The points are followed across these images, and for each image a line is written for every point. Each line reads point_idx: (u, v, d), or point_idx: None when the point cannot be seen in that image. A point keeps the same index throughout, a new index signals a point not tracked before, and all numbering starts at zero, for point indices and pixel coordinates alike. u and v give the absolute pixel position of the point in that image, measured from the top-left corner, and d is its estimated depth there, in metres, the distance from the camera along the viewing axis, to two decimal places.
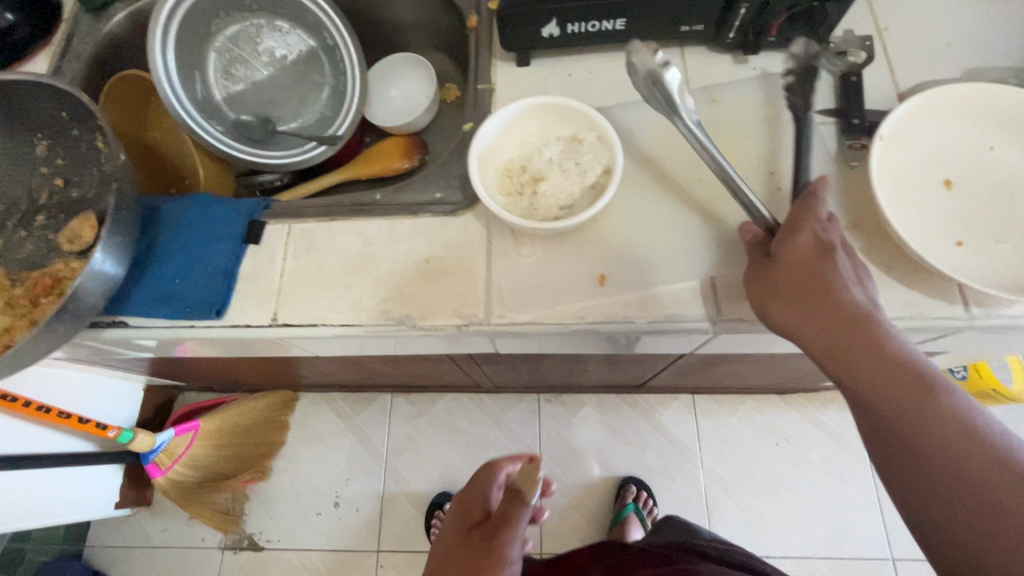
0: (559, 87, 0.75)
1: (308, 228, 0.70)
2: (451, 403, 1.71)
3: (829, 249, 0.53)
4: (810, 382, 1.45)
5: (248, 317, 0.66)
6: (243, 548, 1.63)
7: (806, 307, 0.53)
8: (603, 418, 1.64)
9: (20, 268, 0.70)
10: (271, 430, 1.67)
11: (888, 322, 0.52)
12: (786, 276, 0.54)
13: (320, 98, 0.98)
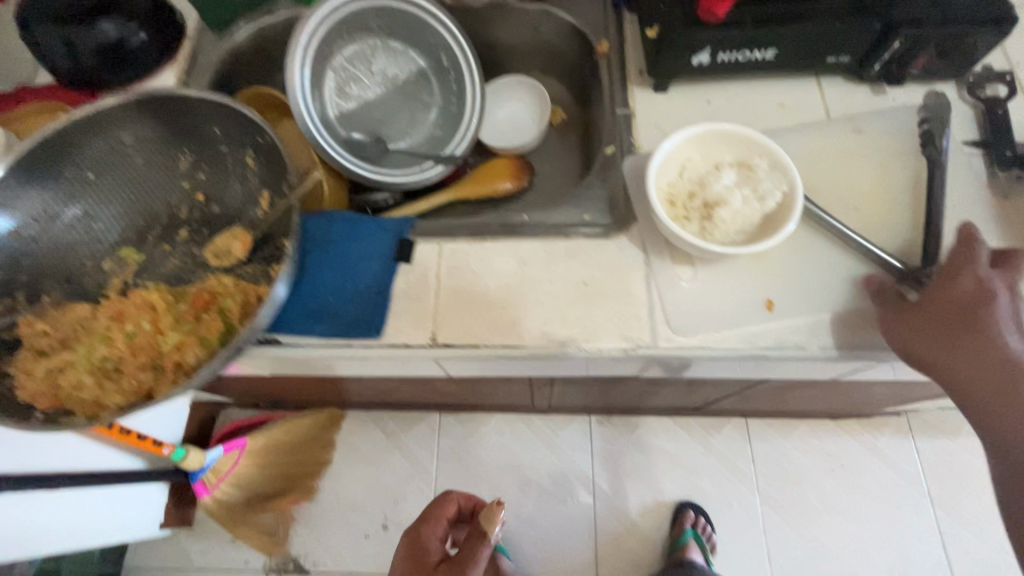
0: (699, 113, 0.76)
1: (460, 248, 0.70)
2: (500, 422, 1.64)
3: (985, 299, 0.55)
4: (872, 407, 1.40)
5: (405, 337, 0.65)
6: (291, 572, 1.58)
7: (957, 353, 0.55)
8: (655, 441, 1.58)
9: (166, 283, 0.70)
10: (318, 449, 1.63)
11: None
12: (940, 322, 0.56)
13: (429, 118, 0.98)
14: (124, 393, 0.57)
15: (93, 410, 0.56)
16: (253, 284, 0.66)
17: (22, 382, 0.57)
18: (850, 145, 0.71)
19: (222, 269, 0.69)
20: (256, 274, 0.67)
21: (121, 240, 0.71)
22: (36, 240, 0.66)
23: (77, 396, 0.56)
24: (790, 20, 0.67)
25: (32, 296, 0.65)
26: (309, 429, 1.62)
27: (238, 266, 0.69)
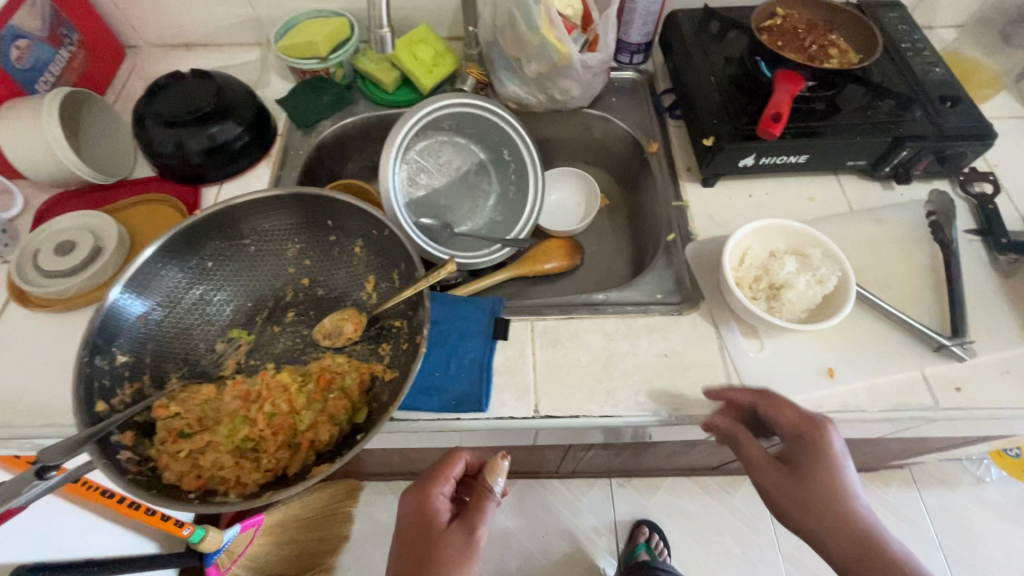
0: (743, 204, 0.88)
1: (551, 325, 0.77)
2: (523, 488, 1.59)
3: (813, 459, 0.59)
4: (880, 462, 1.43)
5: (511, 409, 0.71)
6: None
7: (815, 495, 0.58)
8: (676, 502, 1.58)
9: (278, 362, 0.75)
10: (335, 523, 1.56)
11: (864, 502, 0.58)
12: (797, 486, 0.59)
13: (487, 203, 1.09)
14: (261, 471, 0.61)
15: (236, 489, 0.59)
16: (368, 363, 0.72)
17: (165, 463, 0.60)
18: (876, 233, 0.84)
19: (334, 349, 0.74)
20: (369, 354, 0.73)
21: (231, 321, 0.76)
22: (160, 324, 0.70)
23: (219, 475, 0.60)
24: (821, 133, 0.81)
25: (156, 377, 0.68)
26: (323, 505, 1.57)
27: (349, 346, 0.75)
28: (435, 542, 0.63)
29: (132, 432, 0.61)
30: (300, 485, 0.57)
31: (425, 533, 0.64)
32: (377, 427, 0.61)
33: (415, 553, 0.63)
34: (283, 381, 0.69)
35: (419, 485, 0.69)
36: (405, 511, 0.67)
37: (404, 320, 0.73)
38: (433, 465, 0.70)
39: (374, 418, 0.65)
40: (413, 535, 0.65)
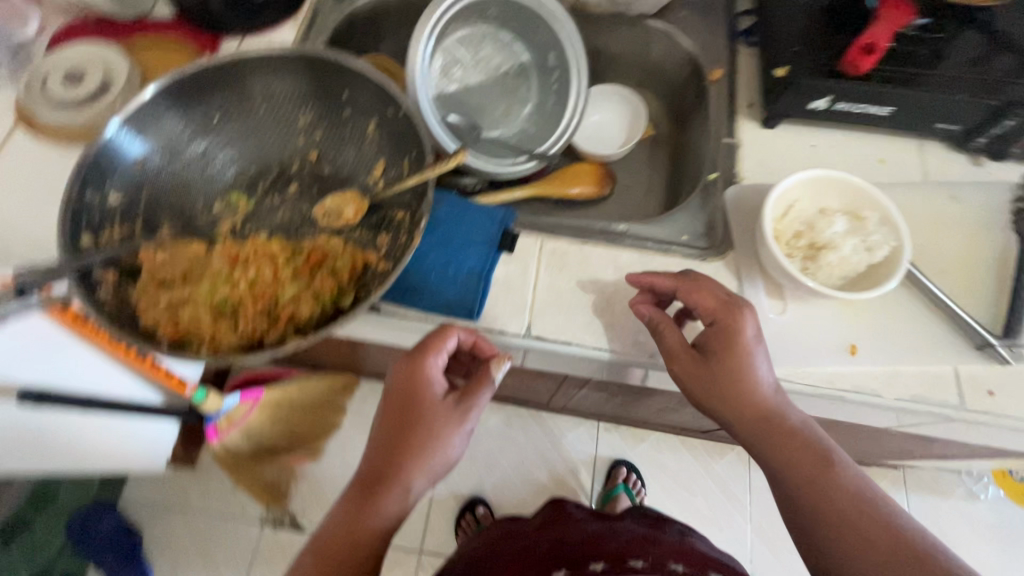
0: (803, 154, 0.78)
1: (561, 247, 0.72)
2: (510, 414, 1.61)
3: (709, 345, 0.61)
4: (876, 458, 1.39)
5: (502, 324, 0.68)
6: (284, 526, 1.66)
7: (707, 371, 0.61)
8: (658, 457, 1.58)
9: (272, 232, 0.72)
10: (329, 411, 1.65)
11: (769, 396, 0.61)
12: (700, 368, 0.61)
13: (522, 112, 1.00)
14: (238, 335, 0.60)
15: (210, 346, 0.59)
16: (362, 249, 0.68)
17: (144, 308, 0.59)
18: (947, 211, 0.74)
19: (330, 228, 0.71)
20: (364, 240, 0.70)
21: (231, 181, 0.72)
22: (157, 170, 0.67)
23: (195, 331, 0.59)
24: (916, 82, 0.70)
25: (147, 224, 0.66)
26: (320, 391, 1.60)
27: (346, 228, 0.71)
28: (426, 420, 0.60)
29: (113, 273, 0.59)
30: (272, 353, 0.56)
31: (414, 408, 0.61)
32: (358, 313, 0.59)
33: (401, 423, 0.60)
34: (273, 251, 0.66)
35: (412, 357, 0.63)
36: (394, 382, 0.62)
37: (406, 211, 0.69)
38: (427, 336, 0.63)
39: (357, 303, 0.62)
40: (402, 405, 0.62)
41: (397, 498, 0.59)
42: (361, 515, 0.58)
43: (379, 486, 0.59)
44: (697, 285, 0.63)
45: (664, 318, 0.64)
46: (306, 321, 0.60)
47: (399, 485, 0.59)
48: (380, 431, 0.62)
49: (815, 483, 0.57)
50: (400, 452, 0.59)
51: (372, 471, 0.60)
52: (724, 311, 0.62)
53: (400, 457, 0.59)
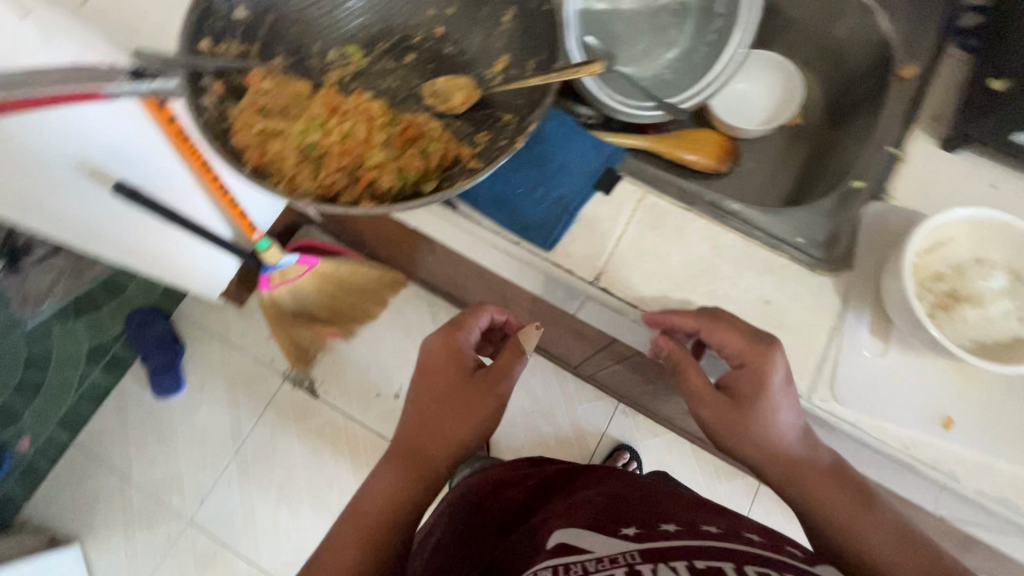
0: (976, 193, 0.66)
1: (661, 206, 0.65)
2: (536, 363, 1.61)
3: (737, 394, 0.58)
4: None
5: (571, 264, 0.63)
6: (302, 388, 1.77)
7: (730, 418, 0.58)
8: (663, 456, 1.55)
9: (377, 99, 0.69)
10: (373, 301, 1.74)
11: (794, 441, 0.57)
12: (722, 413, 0.58)
13: (664, 57, 0.90)
14: (317, 183, 0.59)
15: (288, 186, 0.58)
16: (458, 142, 0.65)
17: (238, 129, 0.58)
18: None
19: (432, 112, 0.67)
20: (463, 134, 0.66)
21: (352, 33, 0.68)
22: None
23: (279, 166, 0.58)
24: None
25: (261, 48, 0.63)
26: (373, 282, 1.70)
27: (449, 116, 0.67)
28: (467, 386, 0.66)
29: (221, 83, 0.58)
30: (343, 210, 0.54)
31: (456, 377, 0.66)
32: (438, 199, 0.56)
33: (438, 386, 0.66)
34: (372, 117, 0.64)
35: (451, 329, 0.69)
36: (433, 350, 0.68)
37: (515, 116, 0.63)
38: (464, 315, 0.71)
39: (438, 191, 0.59)
40: (441, 372, 0.67)
41: (440, 457, 0.64)
42: (410, 471, 0.63)
43: (424, 447, 0.64)
44: (723, 319, 0.57)
45: (687, 353, 0.61)
46: (382, 192, 0.58)
47: (446, 445, 0.64)
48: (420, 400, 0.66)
49: (856, 530, 0.53)
50: (445, 416, 0.65)
51: (416, 436, 0.65)
52: (753, 351, 0.56)
53: (446, 419, 0.64)
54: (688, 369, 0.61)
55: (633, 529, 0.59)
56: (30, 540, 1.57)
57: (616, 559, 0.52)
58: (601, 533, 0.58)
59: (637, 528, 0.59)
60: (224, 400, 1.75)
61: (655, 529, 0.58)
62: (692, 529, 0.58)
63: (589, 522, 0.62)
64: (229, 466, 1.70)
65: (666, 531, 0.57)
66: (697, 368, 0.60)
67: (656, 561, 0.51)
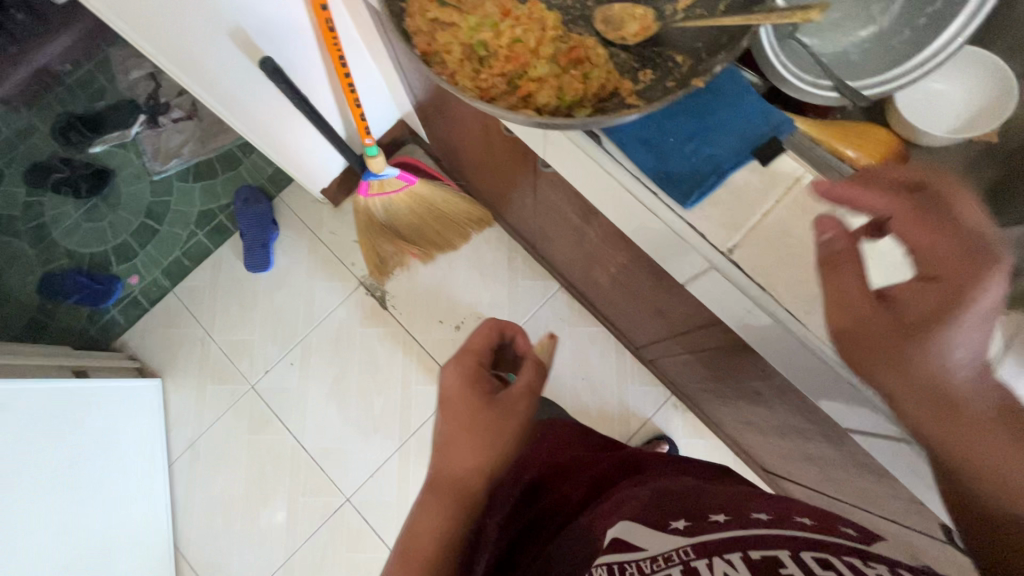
0: None
1: (821, 190, 0.59)
2: None
3: (900, 310, 0.47)
4: None
5: (706, 228, 0.59)
6: (374, 296, 1.85)
7: (883, 336, 0.48)
8: None
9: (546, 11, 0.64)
10: (455, 232, 1.78)
11: (968, 383, 0.46)
12: (873, 327, 0.48)
13: (854, 34, 0.81)
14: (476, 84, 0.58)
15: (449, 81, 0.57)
16: (620, 74, 0.61)
17: (412, 11, 0.57)
18: None
19: (600, 36, 0.63)
20: (628, 68, 0.62)
21: None
22: None
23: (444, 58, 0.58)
24: None
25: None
26: (461, 213, 1.74)
27: (617, 46, 0.63)
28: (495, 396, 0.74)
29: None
30: (503, 117, 0.53)
31: (476, 397, 0.74)
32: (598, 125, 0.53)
33: (467, 406, 0.73)
34: (539, 29, 0.62)
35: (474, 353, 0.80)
36: (457, 372, 0.77)
37: (693, 55, 0.58)
38: (479, 342, 0.82)
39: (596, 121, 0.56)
40: (469, 393, 0.74)
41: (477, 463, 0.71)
42: (449, 479, 0.71)
43: (458, 461, 0.71)
44: (940, 218, 0.45)
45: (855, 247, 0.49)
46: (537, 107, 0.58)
47: (477, 455, 0.71)
48: (451, 418, 0.74)
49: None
50: (474, 428, 0.72)
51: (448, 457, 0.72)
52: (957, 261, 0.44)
53: (476, 432, 0.72)
54: (847, 265, 0.49)
55: (683, 524, 0.66)
56: (124, 363, 1.78)
57: (671, 557, 0.58)
58: (653, 529, 0.66)
59: (687, 522, 0.66)
60: (303, 288, 1.87)
61: (703, 522, 0.64)
62: (742, 519, 0.63)
63: (645, 519, 0.70)
64: (295, 347, 1.83)
65: (712, 524, 0.63)
66: (859, 271, 0.49)
67: (709, 555, 0.56)
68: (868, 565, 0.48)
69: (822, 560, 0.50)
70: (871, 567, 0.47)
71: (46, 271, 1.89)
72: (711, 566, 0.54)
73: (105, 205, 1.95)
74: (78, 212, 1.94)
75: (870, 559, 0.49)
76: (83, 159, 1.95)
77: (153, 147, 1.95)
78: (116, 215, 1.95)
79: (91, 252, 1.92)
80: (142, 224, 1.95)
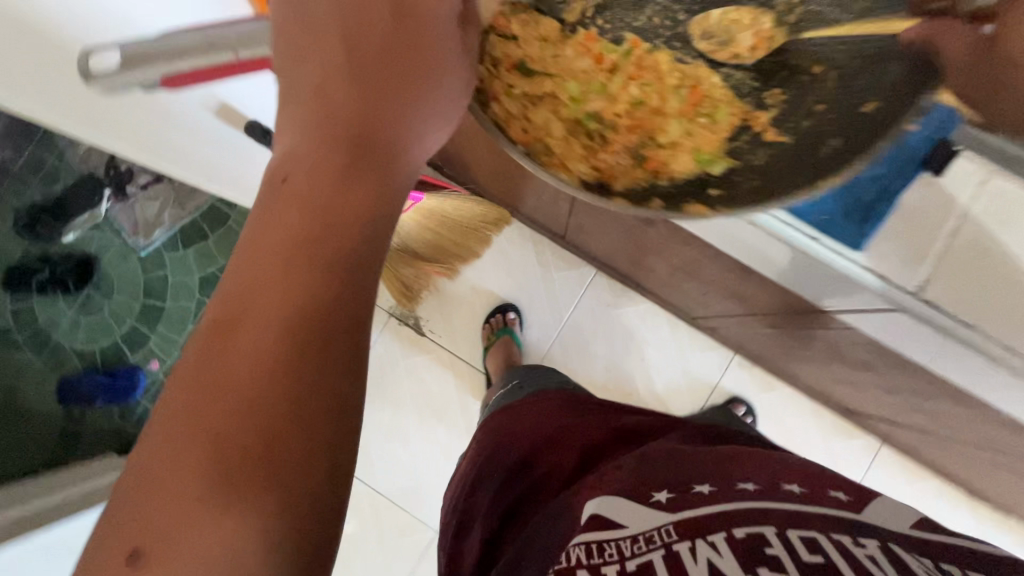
0: None
1: (1011, 193, 0.57)
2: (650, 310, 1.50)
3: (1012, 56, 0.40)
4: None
5: (898, 272, 0.62)
6: (409, 325, 1.57)
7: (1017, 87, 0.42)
8: (782, 413, 1.44)
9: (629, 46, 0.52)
10: (471, 237, 1.49)
11: None
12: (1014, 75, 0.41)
13: None
14: (590, 166, 0.46)
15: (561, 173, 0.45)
16: (739, 105, 0.51)
17: (495, 94, 0.46)
18: None
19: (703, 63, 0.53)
20: (745, 93, 0.52)
21: None
22: None
23: (547, 142, 0.46)
24: None
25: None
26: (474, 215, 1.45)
27: (721, 67, 0.53)
28: (353, 159, 0.40)
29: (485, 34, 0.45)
30: (665, 216, 0.41)
31: (354, 139, 0.40)
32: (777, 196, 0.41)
33: (343, 167, 0.40)
34: (653, 80, 0.51)
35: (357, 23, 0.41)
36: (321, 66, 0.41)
37: (829, 62, 0.48)
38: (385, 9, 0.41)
39: (751, 181, 0.45)
40: (341, 132, 0.41)
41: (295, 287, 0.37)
42: (251, 329, 0.36)
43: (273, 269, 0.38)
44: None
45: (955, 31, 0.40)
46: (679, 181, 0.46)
47: (292, 306, 0.36)
48: (270, 188, 0.40)
49: None
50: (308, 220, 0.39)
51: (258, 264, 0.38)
52: None
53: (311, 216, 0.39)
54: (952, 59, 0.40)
55: (668, 493, 0.55)
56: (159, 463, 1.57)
57: (654, 538, 0.46)
58: (634, 501, 0.54)
59: (673, 493, 0.55)
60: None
61: (689, 495, 0.54)
62: (727, 492, 0.53)
63: (625, 487, 0.58)
64: None
65: (699, 497, 0.53)
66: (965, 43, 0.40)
67: (695, 535, 0.46)
68: (858, 541, 0.44)
69: (807, 538, 0.44)
70: (858, 545, 0.44)
71: (62, 377, 1.53)
72: (696, 553, 0.44)
73: (99, 294, 1.55)
74: (71, 309, 1.54)
75: (853, 537, 0.45)
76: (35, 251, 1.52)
77: (133, 221, 1.54)
78: (116, 298, 1.55)
79: (99, 348, 1.54)
80: (146, 303, 1.57)
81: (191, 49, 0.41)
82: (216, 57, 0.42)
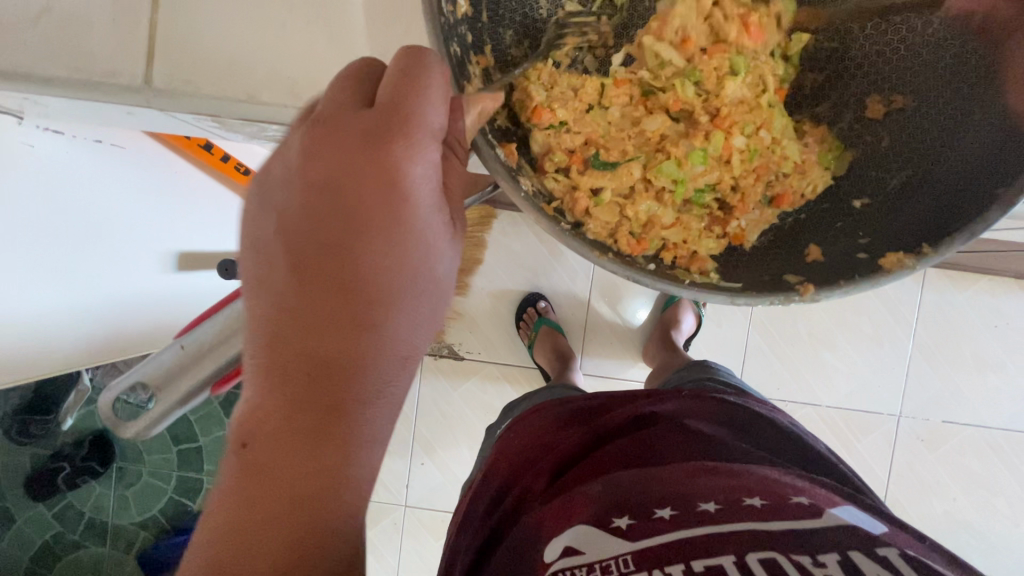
0: None
1: None
2: None
3: None
4: None
5: None
6: (442, 356, 1.15)
7: None
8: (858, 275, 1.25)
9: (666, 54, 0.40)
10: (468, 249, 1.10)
11: None
12: None
13: None
14: (716, 238, 0.40)
15: (695, 263, 0.38)
16: (817, 75, 0.43)
17: (580, 210, 0.37)
18: None
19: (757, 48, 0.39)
20: (843, 71, 0.42)
21: None
22: None
23: (665, 238, 0.39)
24: None
25: (443, 19, 0.34)
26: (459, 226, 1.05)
27: (790, 39, 0.43)
28: (321, 421, 0.31)
29: (503, 161, 0.35)
30: (780, 297, 0.33)
31: (321, 381, 0.31)
32: (968, 190, 0.33)
33: (316, 420, 0.31)
34: (742, 115, 0.40)
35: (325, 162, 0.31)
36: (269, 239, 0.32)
37: None
38: (369, 152, 0.31)
39: (898, 176, 0.38)
40: (306, 369, 0.31)
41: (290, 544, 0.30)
42: None
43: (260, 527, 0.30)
44: None
45: None
46: (812, 211, 0.41)
47: None
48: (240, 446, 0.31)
49: None
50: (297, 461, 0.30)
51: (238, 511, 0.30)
52: None
53: (299, 454, 0.30)
54: None
55: (629, 519, 0.43)
56: None
57: (609, 569, 0.38)
58: (589, 529, 0.43)
59: (634, 517, 0.43)
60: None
61: (649, 520, 0.42)
62: (690, 513, 0.42)
63: (592, 509, 0.45)
64: None
65: (658, 522, 0.41)
66: None
67: (652, 568, 0.37)
68: (817, 558, 0.35)
69: (767, 562, 0.35)
70: (821, 565, 0.35)
71: (139, 554, 1.11)
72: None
73: (131, 461, 1.11)
74: (110, 488, 1.11)
75: (811, 552, 0.36)
76: (68, 438, 1.08)
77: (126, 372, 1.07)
78: (152, 456, 1.12)
79: (164, 507, 1.12)
80: (187, 449, 1.12)
81: (211, 349, 0.34)
82: (233, 348, 0.34)
